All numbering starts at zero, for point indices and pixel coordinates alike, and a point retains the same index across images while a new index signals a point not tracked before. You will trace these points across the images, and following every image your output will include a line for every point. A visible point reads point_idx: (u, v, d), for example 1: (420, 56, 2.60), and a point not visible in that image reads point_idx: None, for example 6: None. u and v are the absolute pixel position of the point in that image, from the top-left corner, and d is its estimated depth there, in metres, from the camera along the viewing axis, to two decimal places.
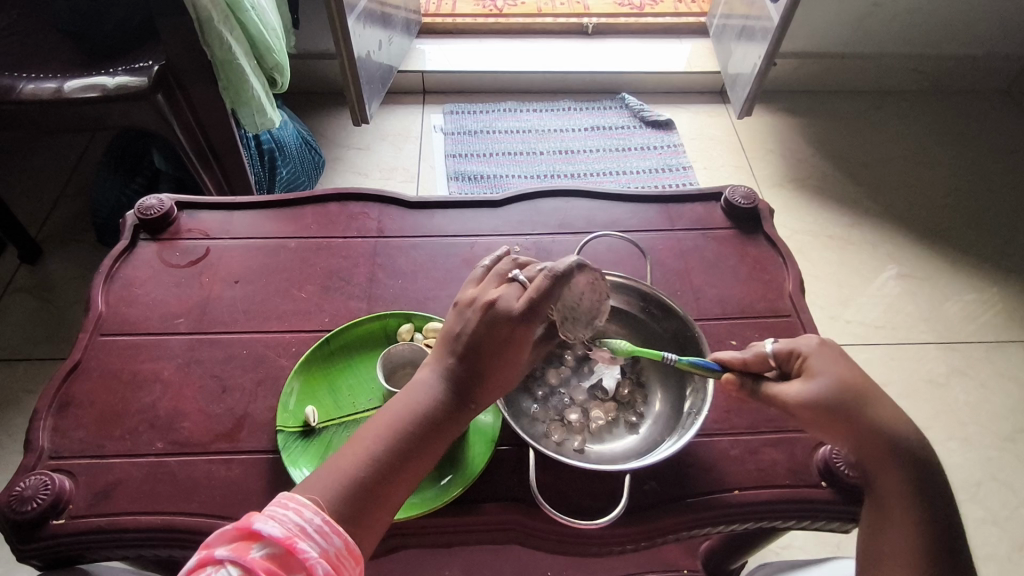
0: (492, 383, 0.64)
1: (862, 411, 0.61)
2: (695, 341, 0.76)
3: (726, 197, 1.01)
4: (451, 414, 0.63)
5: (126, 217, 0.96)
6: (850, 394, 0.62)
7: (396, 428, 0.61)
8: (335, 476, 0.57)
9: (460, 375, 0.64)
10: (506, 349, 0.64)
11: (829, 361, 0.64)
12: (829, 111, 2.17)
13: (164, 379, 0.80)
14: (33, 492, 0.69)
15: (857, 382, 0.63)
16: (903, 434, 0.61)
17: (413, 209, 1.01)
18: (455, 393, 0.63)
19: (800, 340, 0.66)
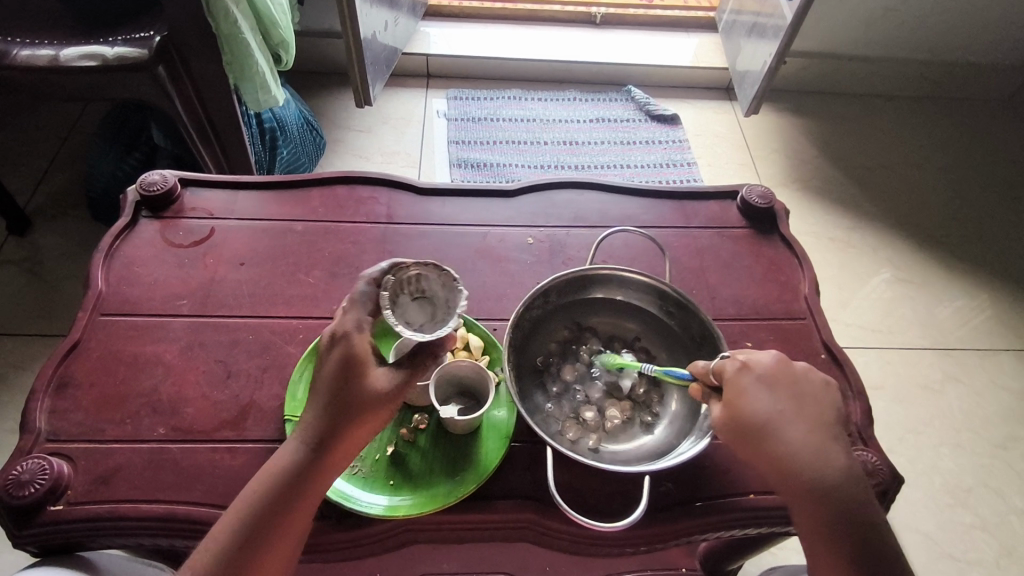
0: (357, 429, 0.61)
1: (774, 448, 0.60)
2: (713, 339, 0.74)
3: (743, 195, 0.99)
4: (317, 466, 0.60)
5: (127, 192, 0.93)
6: (767, 430, 0.61)
7: (269, 483, 0.60)
8: (211, 538, 0.58)
9: (325, 425, 0.61)
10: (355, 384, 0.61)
11: (753, 391, 0.62)
12: (833, 112, 2.16)
13: (166, 362, 0.78)
14: (32, 476, 0.66)
15: (776, 417, 0.61)
16: (820, 471, 0.59)
17: (425, 195, 0.98)
18: (322, 442, 0.61)
19: (731, 363, 0.63)
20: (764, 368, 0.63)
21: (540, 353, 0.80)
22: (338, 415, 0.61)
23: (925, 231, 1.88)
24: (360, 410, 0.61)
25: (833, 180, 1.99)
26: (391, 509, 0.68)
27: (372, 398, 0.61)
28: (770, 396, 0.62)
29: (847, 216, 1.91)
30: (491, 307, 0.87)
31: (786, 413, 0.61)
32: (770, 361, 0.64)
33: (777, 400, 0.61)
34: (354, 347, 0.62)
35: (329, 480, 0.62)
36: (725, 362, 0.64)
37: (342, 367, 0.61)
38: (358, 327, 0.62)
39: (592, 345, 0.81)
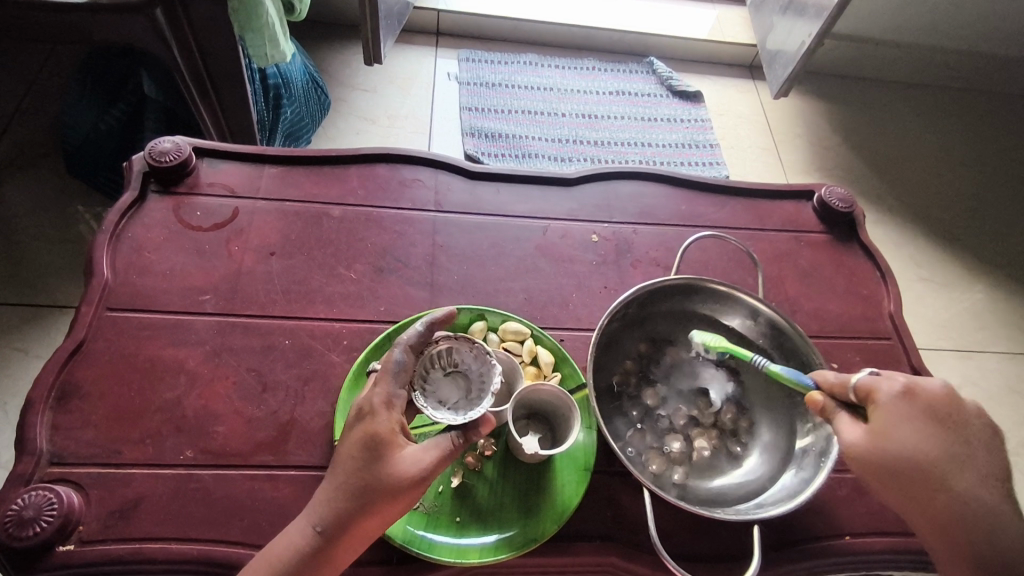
0: (370, 519, 0.53)
1: (917, 483, 0.55)
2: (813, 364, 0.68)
3: (822, 197, 0.91)
4: (320, 557, 0.52)
5: (133, 161, 0.80)
6: (914, 462, 0.55)
7: (267, 568, 0.52)
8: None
9: (337, 510, 0.53)
10: (377, 465, 0.53)
11: (904, 419, 0.56)
12: (889, 98, 1.92)
13: (189, 371, 0.67)
14: (36, 512, 0.56)
15: (927, 451, 0.55)
16: (972, 516, 0.53)
17: (475, 180, 0.87)
18: (332, 530, 0.52)
19: (881, 384, 0.57)
20: (925, 398, 0.57)
21: (618, 373, 0.72)
22: (352, 499, 0.53)
23: (984, 233, 1.70)
24: (377, 495, 0.52)
25: (884, 171, 1.77)
26: (459, 553, 0.60)
27: (394, 481, 0.53)
28: (920, 429, 0.56)
29: (902, 213, 1.70)
30: (556, 314, 0.78)
31: (940, 449, 0.55)
32: (932, 389, 0.57)
33: (933, 434, 0.55)
34: (381, 421, 0.55)
35: (335, 572, 0.53)
36: (876, 382, 0.58)
37: (366, 444, 0.54)
38: (388, 403, 0.56)
39: (675, 365, 0.73)
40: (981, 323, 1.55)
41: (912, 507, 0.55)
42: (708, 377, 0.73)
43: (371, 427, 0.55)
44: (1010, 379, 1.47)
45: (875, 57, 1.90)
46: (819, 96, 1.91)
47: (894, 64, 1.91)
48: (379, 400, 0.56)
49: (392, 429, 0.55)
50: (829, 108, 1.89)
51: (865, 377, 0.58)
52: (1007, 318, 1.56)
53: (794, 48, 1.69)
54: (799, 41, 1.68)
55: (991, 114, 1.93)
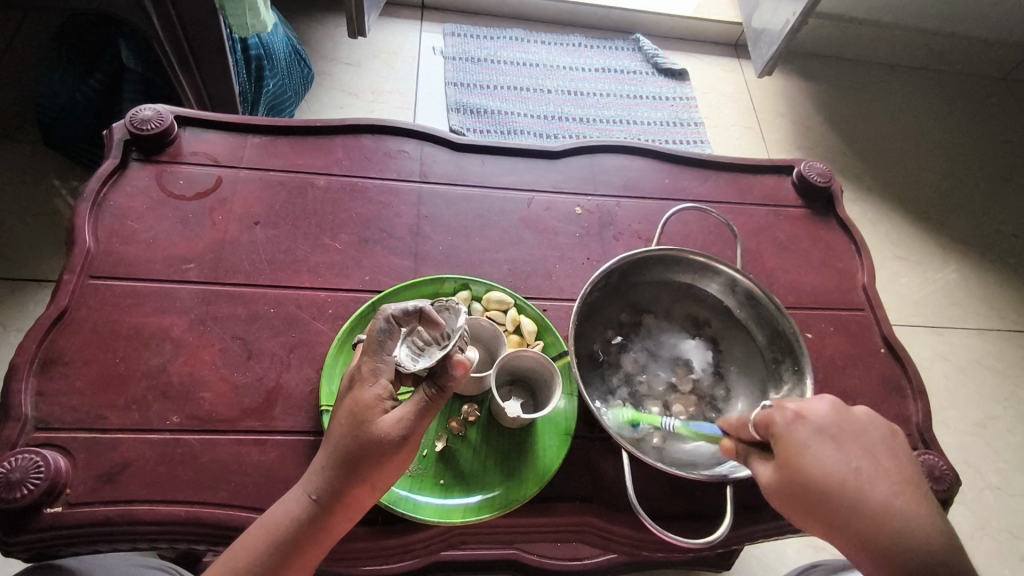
0: (363, 487, 0.54)
1: (841, 512, 0.48)
2: (787, 331, 0.70)
3: (801, 171, 0.92)
4: (318, 524, 0.54)
5: (113, 129, 0.79)
6: (827, 490, 0.48)
7: (264, 535, 0.53)
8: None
9: (330, 479, 0.54)
10: (363, 432, 0.54)
11: (802, 445, 0.50)
12: (870, 78, 1.94)
13: (175, 338, 0.67)
14: (23, 476, 0.56)
15: (835, 475, 0.48)
16: (904, 536, 0.46)
17: (460, 152, 0.88)
18: (327, 498, 0.54)
19: (776, 410, 0.52)
20: (815, 421, 0.51)
21: (599, 341, 0.74)
22: (343, 468, 0.54)
23: (959, 212, 1.73)
24: (366, 464, 0.53)
25: (864, 151, 1.80)
26: (444, 513, 0.62)
27: (382, 448, 0.54)
28: (831, 455, 0.49)
29: (879, 192, 1.73)
30: (539, 285, 0.79)
31: (846, 472, 0.49)
32: (818, 409, 0.52)
33: (843, 454, 0.49)
34: (370, 390, 0.55)
35: (334, 538, 0.55)
36: (769, 410, 0.53)
37: (354, 414, 0.55)
38: (377, 370, 0.56)
39: (654, 334, 0.75)
40: (953, 300, 1.59)
41: (840, 538, 0.48)
42: (687, 347, 0.75)
43: (360, 396, 0.55)
44: (979, 353, 1.51)
45: (858, 36, 1.91)
46: (803, 75, 1.92)
47: (876, 45, 1.93)
48: (367, 369, 0.56)
49: (377, 397, 0.55)
50: (811, 88, 1.90)
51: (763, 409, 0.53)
52: (977, 295, 1.60)
53: (779, 26, 1.69)
54: (784, 20, 1.68)
55: (969, 96, 1.96)
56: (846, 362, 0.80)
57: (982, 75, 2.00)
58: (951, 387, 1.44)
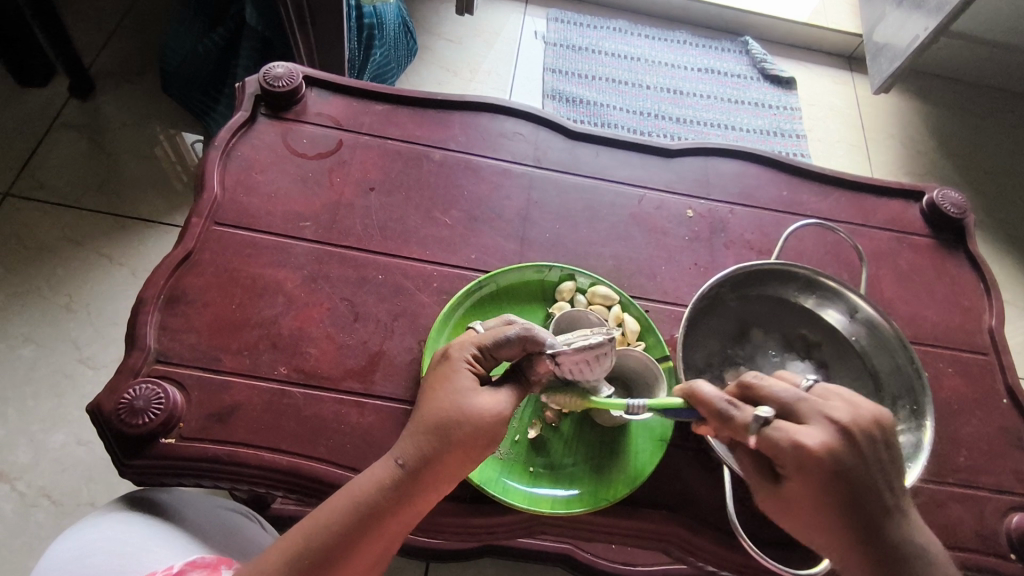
0: (455, 454, 0.54)
1: (828, 524, 0.51)
2: (914, 371, 0.67)
3: (933, 199, 0.87)
4: (404, 490, 0.53)
5: (246, 82, 0.81)
6: (827, 514, 0.51)
7: (349, 500, 0.53)
8: (277, 546, 0.52)
9: (419, 445, 0.54)
10: (455, 401, 0.55)
11: (822, 480, 0.50)
12: (997, 107, 1.80)
13: (288, 292, 0.69)
14: (146, 404, 0.59)
15: (835, 505, 0.51)
16: (878, 550, 0.51)
17: (574, 140, 0.86)
18: (415, 463, 0.54)
19: (779, 442, 0.50)
20: (814, 462, 0.50)
21: (704, 353, 0.71)
22: (433, 434, 0.54)
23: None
24: (460, 430, 0.54)
25: (981, 185, 1.67)
26: (533, 502, 0.62)
27: (474, 417, 0.54)
28: (845, 492, 0.50)
29: (993, 230, 1.61)
30: (643, 284, 0.77)
31: (844, 509, 0.51)
32: (847, 440, 0.51)
33: (853, 495, 0.50)
34: (462, 371, 0.57)
35: (420, 507, 0.54)
36: (774, 447, 0.51)
37: (449, 385, 0.56)
38: (473, 358, 0.58)
39: (761, 351, 0.72)
40: None
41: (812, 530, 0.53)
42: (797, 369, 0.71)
43: (451, 375, 0.56)
44: None
45: (987, 61, 1.77)
46: (921, 96, 1.81)
47: (1010, 72, 1.78)
48: (464, 360, 0.57)
49: (473, 378, 0.57)
50: (929, 110, 1.78)
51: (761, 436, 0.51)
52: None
53: (906, 42, 1.58)
54: (914, 35, 1.56)
55: None
56: (963, 407, 0.74)
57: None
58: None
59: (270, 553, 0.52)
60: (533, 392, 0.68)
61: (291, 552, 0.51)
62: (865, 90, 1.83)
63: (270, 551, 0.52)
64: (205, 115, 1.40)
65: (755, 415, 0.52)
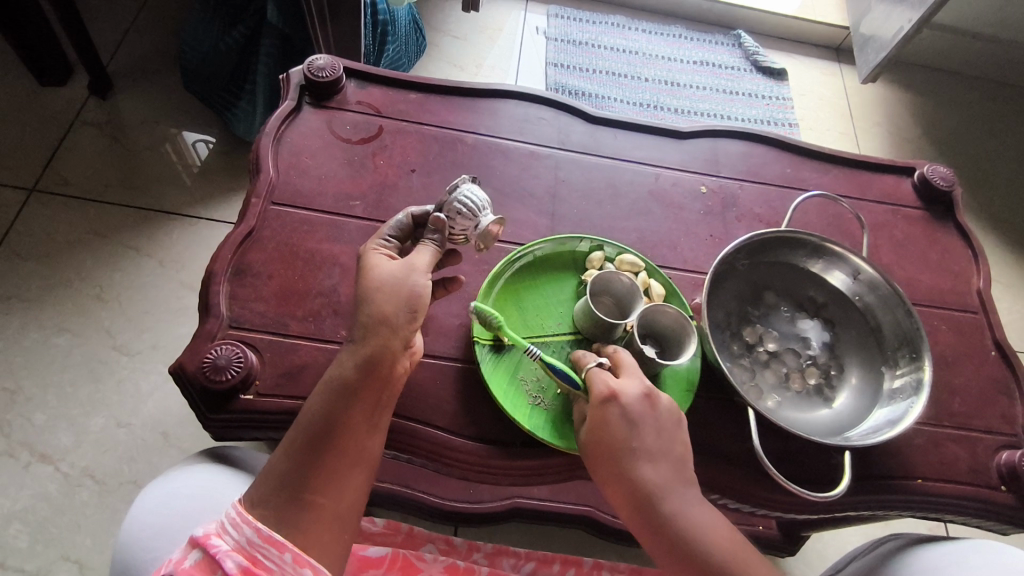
0: (388, 311, 0.58)
1: (617, 480, 0.58)
2: (905, 306, 0.75)
3: (923, 173, 0.94)
4: (362, 358, 0.57)
5: (291, 74, 0.87)
6: (610, 464, 0.58)
7: (321, 386, 0.57)
8: (281, 446, 0.55)
9: (355, 321, 0.58)
10: (370, 273, 0.60)
11: (612, 425, 0.58)
12: (977, 94, 1.89)
13: (343, 264, 0.75)
14: (227, 362, 0.65)
15: (619, 454, 0.57)
16: (651, 518, 0.56)
17: (595, 125, 0.93)
18: (360, 333, 0.58)
19: (598, 382, 0.60)
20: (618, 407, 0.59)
21: (724, 312, 0.78)
22: (365, 303, 0.58)
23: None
24: (378, 292, 0.58)
25: (965, 168, 1.76)
26: (573, 443, 0.67)
27: (387, 280, 0.59)
28: (630, 439, 0.58)
29: (975, 210, 1.70)
30: (664, 254, 0.84)
31: (627, 461, 0.57)
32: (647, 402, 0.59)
33: (636, 449, 0.58)
34: (374, 254, 0.62)
35: (384, 370, 0.58)
36: (595, 386, 0.61)
37: (366, 266, 0.61)
38: (382, 246, 0.64)
39: (774, 311, 0.79)
40: None
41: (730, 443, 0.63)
42: (806, 326, 0.79)
43: (365, 259, 0.62)
44: None
45: (967, 51, 1.86)
46: (906, 85, 1.90)
47: (988, 61, 1.88)
48: (375, 245, 0.63)
49: (384, 254, 0.62)
50: (914, 99, 1.87)
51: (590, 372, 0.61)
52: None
53: (891, 34, 1.67)
54: (898, 27, 1.65)
55: None
56: (955, 359, 0.82)
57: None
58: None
59: (276, 457, 0.55)
60: (571, 350, 0.74)
61: (291, 443, 0.55)
62: (852, 80, 1.91)
63: (275, 455, 0.55)
64: (226, 111, 1.45)
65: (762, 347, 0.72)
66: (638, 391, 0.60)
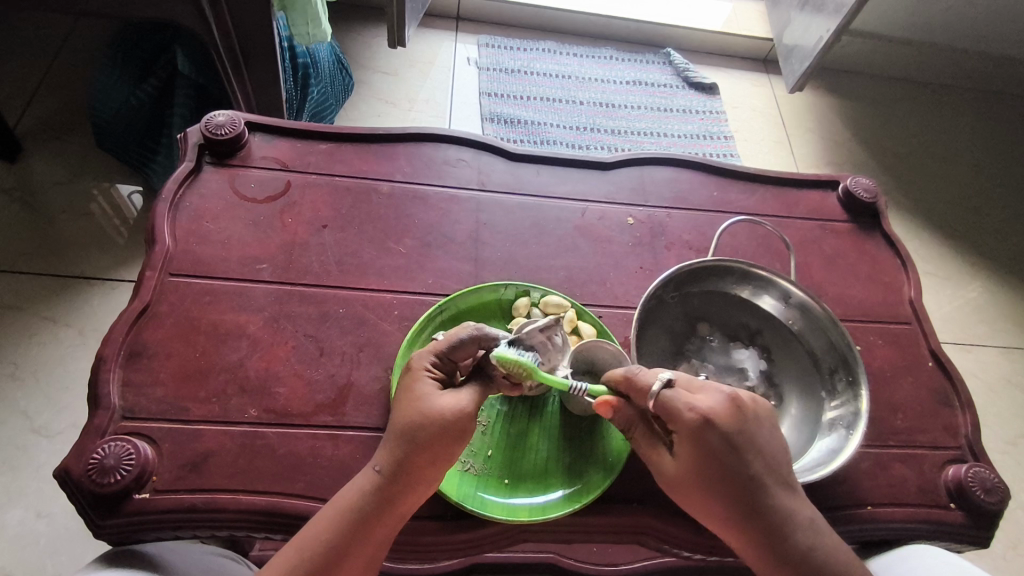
0: (423, 455, 0.57)
1: (714, 494, 0.57)
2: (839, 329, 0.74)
3: (847, 187, 0.95)
4: (385, 492, 0.57)
5: (188, 133, 0.82)
6: (712, 482, 0.57)
7: (336, 509, 0.56)
8: (277, 561, 0.54)
9: (393, 450, 0.58)
10: (420, 406, 0.58)
11: (706, 445, 0.57)
12: (901, 94, 1.94)
13: (250, 335, 0.70)
14: (116, 461, 0.60)
15: (727, 472, 0.57)
16: (761, 526, 0.56)
17: (516, 162, 0.90)
18: (392, 469, 0.57)
19: (676, 406, 0.57)
20: (722, 421, 0.57)
21: (657, 350, 0.75)
22: (402, 439, 0.58)
23: (993, 227, 1.72)
24: (423, 432, 0.57)
25: (896, 169, 1.79)
26: (510, 512, 0.65)
27: (437, 418, 0.58)
28: (719, 453, 0.57)
29: (911, 209, 1.72)
30: (594, 292, 0.81)
31: (726, 472, 0.57)
32: (719, 409, 0.58)
33: (739, 460, 0.57)
34: (424, 379, 0.60)
35: (403, 507, 0.57)
36: (673, 411, 0.58)
37: (412, 393, 0.60)
38: (434, 366, 0.62)
39: (707, 343, 0.77)
40: (982, 317, 1.56)
41: (704, 512, 0.59)
42: (742, 356, 0.76)
43: (414, 383, 0.60)
44: (1012, 373, 1.48)
45: (887, 54, 1.92)
46: (835, 92, 1.93)
47: (907, 62, 1.93)
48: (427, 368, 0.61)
49: (434, 384, 0.60)
50: (842, 104, 1.91)
51: (662, 395, 0.58)
52: (1009, 311, 1.58)
53: (812, 43, 1.70)
54: (818, 37, 1.68)
55: (1001, 115, 1.94)
56: (894, 375, 0.81)
57: (1016, 95, 1.99)
58: (989, 402, 1.43)
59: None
60: (500, 408, 0.71)
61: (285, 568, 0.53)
62: (782, 90, 1.94)
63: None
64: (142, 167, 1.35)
65: (654, 382, 0.59)
66: (716, 403, 0.58)
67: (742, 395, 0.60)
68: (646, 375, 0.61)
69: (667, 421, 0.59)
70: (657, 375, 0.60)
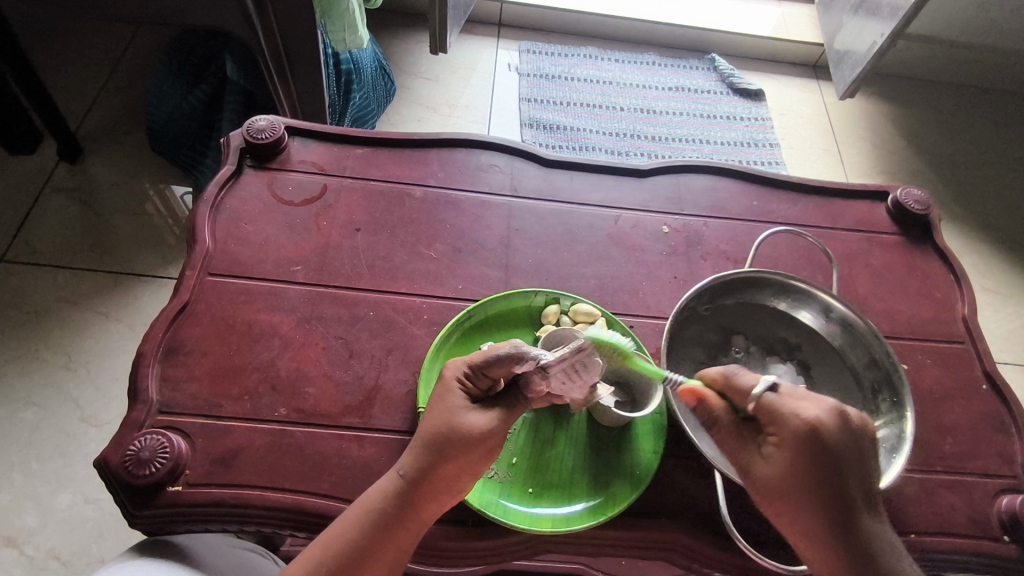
0: (448, 465, 0.57)
1: (808, 501, 0.53)
2: (880, 347, 0.71)
3: (897, 198, 0.90)
4: (408, 499, 0.57)
5: (231, 137, 0.84)
6: (813, 490, 0.53)
7: (359, 510, 0.57)
8: (303, 562, 0.55)
9: (416, 457, 0.58)
10: (449, 416, 0.58)
11: (812, 453, 0.53)
12: (961, 102, 1.85)
13: (282, 335, 0.71)
14: (151, 454, 0.62)
15: (826, 481, 0.53)
16: (850, 545, 0.52)
17: (550, 168, 0.90)
18: (415, 475, 0.57)
19: (785, 409, 0.54)
20: (830, 433, 0.53)
21: (689, 364, 0.73)
22: (426, 447, 0.58)
23: None
24: (449, 442, 0.57)
25: (954, 179, 1.70)
26: (530, 522, 0.64)
27: (464, 433, 0.58)
28: (818, 462, 0.53)
29: (970, 221, 1.63)
30: (626, 301, 0.80)
31: (823, 484, 0.53)
32: (828, 418, 0.54)
33: (840, 474, 0.53)
34: (455, 391, 0.60)
35: (424, 514, 0.57)
36: (779, 413, 0.54)
37: (442, 404, 0.59)
38: (466, 378, 0.61)
39: (741, 355, 0.74)
40: None
41: (787, 524, 0.55)
42: (778, 370, 0.74)
43: (445, 394, 0.60)
44: None
45: (945, 60, 1.83)
46: (888, 99, 1.85)
47: (968, 68, 1.84)
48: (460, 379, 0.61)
49: (463, 397, 0.60)
50: (897, 111, 1.83)
51: (769, 395, 0.55)
52: None
53: (865, 48, 1.63)
54: (871, 42, 1.62)
55: None
56: (944, 396, 0.77)
57: None
58: None
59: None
60: (527, 419, 0.70)
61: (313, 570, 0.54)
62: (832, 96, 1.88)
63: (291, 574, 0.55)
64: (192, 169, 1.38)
65: (758, 385, 0.56)
66: (827, 413, 0.55)
67: (849, 409, 0.56)
68: (749, 377, 0.58)
69: (769, 426, 0.55)
70: (760, 379, 0.57)
